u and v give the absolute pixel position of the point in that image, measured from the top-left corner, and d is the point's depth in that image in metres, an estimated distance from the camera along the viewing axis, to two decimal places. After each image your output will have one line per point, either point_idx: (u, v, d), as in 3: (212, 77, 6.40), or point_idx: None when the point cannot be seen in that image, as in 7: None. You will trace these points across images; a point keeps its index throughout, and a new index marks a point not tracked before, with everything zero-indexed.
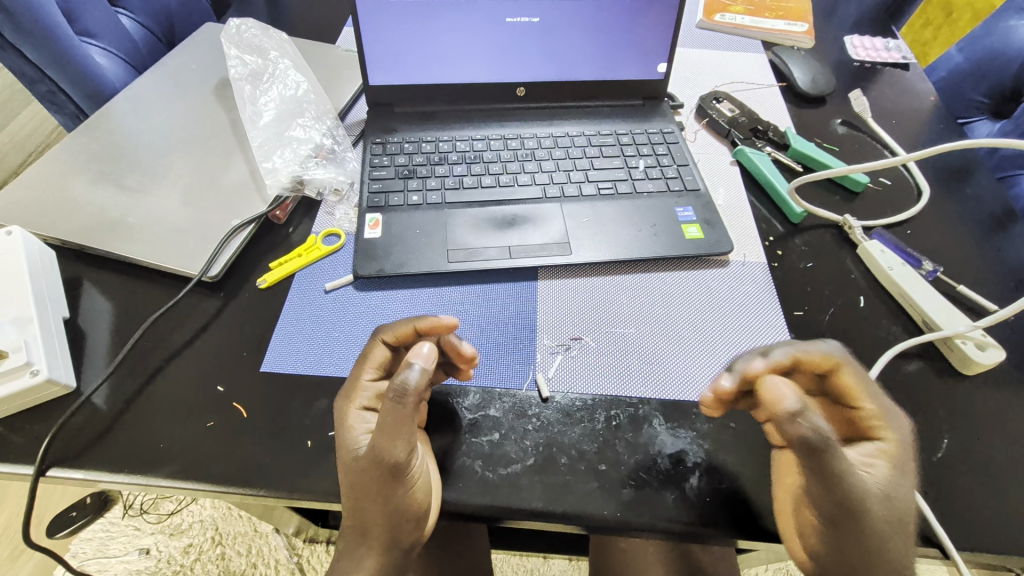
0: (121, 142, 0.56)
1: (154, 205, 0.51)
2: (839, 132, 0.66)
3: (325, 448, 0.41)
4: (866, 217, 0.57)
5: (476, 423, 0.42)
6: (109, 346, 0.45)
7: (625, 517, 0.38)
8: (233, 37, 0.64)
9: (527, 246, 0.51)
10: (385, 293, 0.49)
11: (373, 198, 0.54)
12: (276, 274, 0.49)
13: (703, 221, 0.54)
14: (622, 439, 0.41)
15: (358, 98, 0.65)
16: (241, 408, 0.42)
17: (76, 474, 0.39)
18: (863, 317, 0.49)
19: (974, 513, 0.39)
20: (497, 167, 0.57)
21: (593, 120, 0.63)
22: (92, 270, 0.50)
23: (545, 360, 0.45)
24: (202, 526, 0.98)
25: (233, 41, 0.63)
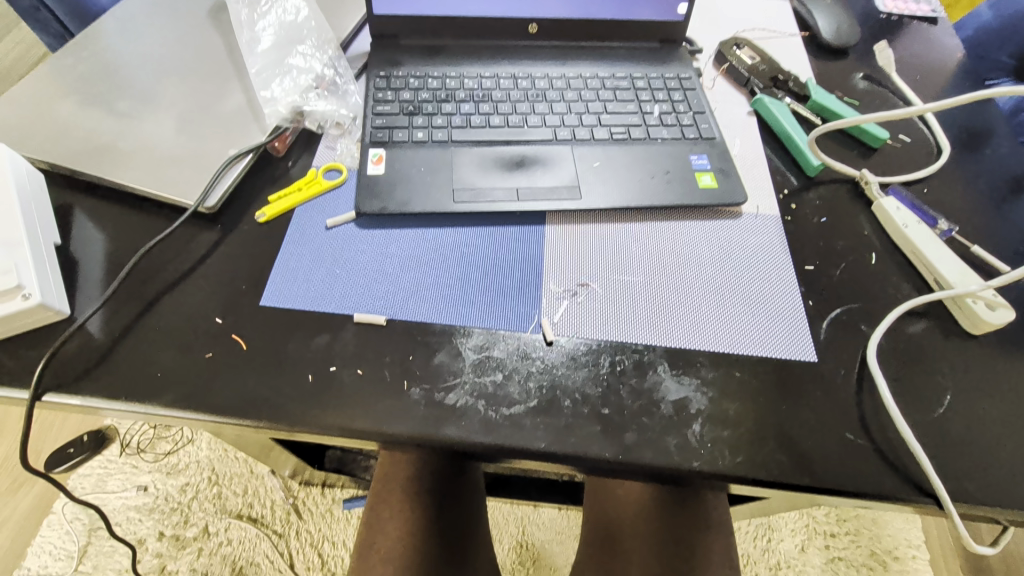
0: (109, 63, 0.53)
1: (147, 131, 0.49)
2: (860, 86, 0.64)
3: (326, 383, 0.40)
4: (883, 173, 0.56)
5: (479, 363, 0.41)
6: (103, 275, 0.44)
7: (627, 459, 0.38)
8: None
9: (536, 188, 0.50)
10: (388, 231, 0.48)
11: (377, 133, 0.51)
12: (275, 208, 0.48)
13: (716, 170, 0.52)
14: (626, 384, 0.41)
15: (361, 29, 0.61)
16: (241, 340, 0.41)
17: (73, 400, 0.39)
18: (874, 273, 0.49)
19: (972, 467, 0.40)
20: (507, 107, 0.55)
21: (608, 63, 0.60)
22: (84, 197, 0.48)
23: (551, 305, 0.45)
24: (199, 466, 0.99)
25: None
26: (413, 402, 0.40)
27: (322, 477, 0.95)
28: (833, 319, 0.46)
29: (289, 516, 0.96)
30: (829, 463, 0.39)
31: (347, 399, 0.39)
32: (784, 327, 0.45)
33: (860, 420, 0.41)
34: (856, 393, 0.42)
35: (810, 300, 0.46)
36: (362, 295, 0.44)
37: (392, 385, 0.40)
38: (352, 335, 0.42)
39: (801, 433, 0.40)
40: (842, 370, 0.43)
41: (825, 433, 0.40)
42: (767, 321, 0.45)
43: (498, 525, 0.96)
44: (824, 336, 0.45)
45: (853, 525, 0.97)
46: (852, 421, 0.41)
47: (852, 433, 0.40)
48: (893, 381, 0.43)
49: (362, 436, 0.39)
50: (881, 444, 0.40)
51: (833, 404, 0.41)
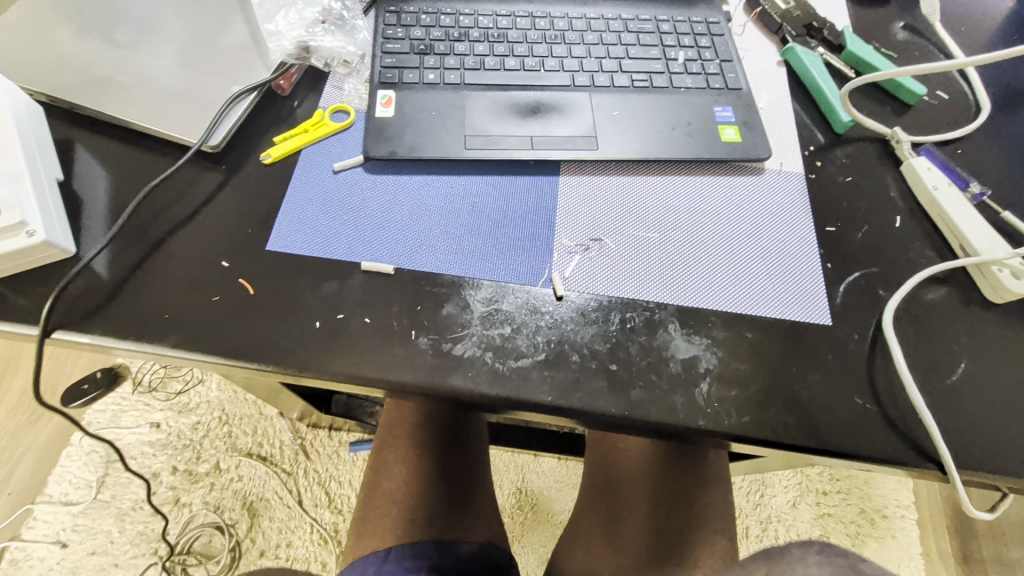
0: None
1: (146, 63, 0.46)
2: (900, 37, 0.60)
3: (333, 330, 0.40)
4: (916, 132, 0.53)
5: (488, 316, 0.41)
6: (107, 214, 0.43)
7: (632, 415, 0.39)
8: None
9: (551, 137, 0.48)
10: (397, 178, 0.46)
11: (385, 73, 0.49)
12: (281, 149, 0.46)
13: (741, 123, 0.50)
14: (636, 342, 0.41)
15: None
16: (248, 285, 0.41)
17: (82, 338, 0.39)
18: (896, 237, 0.47)
19: (979, 436, 0.39)
20: (523, 49, 0.52)
21: (632, 3, 0.56)
22: (85, 132, 0.46)
23: (562, 259, 0.44)
24: (209, 406, 1.02)
25: None
26: (420, 353, 0.39)
27: (329, 421, 0.97)
28: (850, 283, 0.44)
29: (297, 456, 0.99)
30: (835, 427, 0.39)
31: (355, 347, 0.39)
32: (800, 290, 0.44)
33: (870, 385, 0.41)
34: (869, 358, 0.42)
35: (829, 262, 0.45)
36: (370, 242, 0.43)
37: (400, 334, 0.40)
38: (359, 283, 0.42)
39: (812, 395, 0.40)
40: (856, 334, 0.42)
41: (833, 397, 0.40)
42: (783, 282, 0.44)
43: (498, 471, 0.99)
44: (840, 300, 0.44)
45: (845, 485, 0.99)
46: (862, 386, 0.40)
47: (861, 398, 0.40)
48: (907, 347, 0.43)
49: (369, 383, 0.39)
50: (889, 410, 0.40)
51: (844, 369, 0.41)
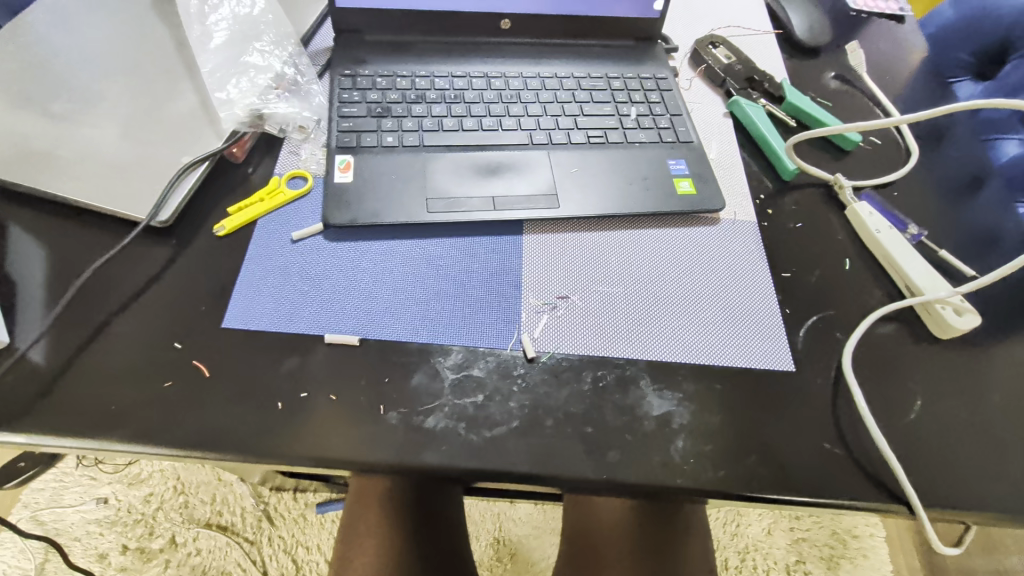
0: (43, 60, 0.48)
1: (87, 137, 0.45)
2: (832, 86, 0.64)
3: (297, 410, 0.38)
4: (856, 176, 0.56)
5: (459, 384, 0.40)
6: (46, 298, 0.41)
7: (610, 479, 0.38)
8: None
9: (513, 196, 0.48)
10: (359, 244, 0.45)
11: (343, 138, 0.49)
12: (236, 220, 0.45)
13: (695, 175, 0.51)
14: (609, 401, 0.41)
15: (323, 21, 0.58)
16: (203, 367, 0.39)
17: (16, 438, 0.35)
18: (847, 279, 0.49)
19: (940, 473, 0.41)
20: (480, 109, 0.52)
21: (583, 62, 0.58)
22: (20, 210, 0.44)
23: (531, 319, 0.43)
24: (163, 476, 0.95)
25: None
26: (390, 428, 0.38)
27: (294, 483, 0.92)
28: (809, 327, 0.46)
29: (260, 522, 0.94)
30: (807, 475, 0.39)
31: (320, 427, 0.38)
32: (764, 338, 0.45)
33: (837, 429, 0.41)
34: (833, 401, 0.43)
35: (787, 308, 0.47)
36: (333, 313, 0.42)
37: (368, 410, 0.38)
38: (323, 358, 0.40)
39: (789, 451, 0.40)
40: (820, 378, 0.43)
41: (802, 444, 0.41)
42: (747, 332, 0.45)
43: (473, 522, 0.96)
44: (802, 344, 0.45)
45: None
46: (829, 430, 0.41)
47: (829, 443, 0.41)
48: (867, 388, 0.44)
49: (337, 465, 0.37)
50: (856, 453, 0.41)
51: (810, 414, 0.42)
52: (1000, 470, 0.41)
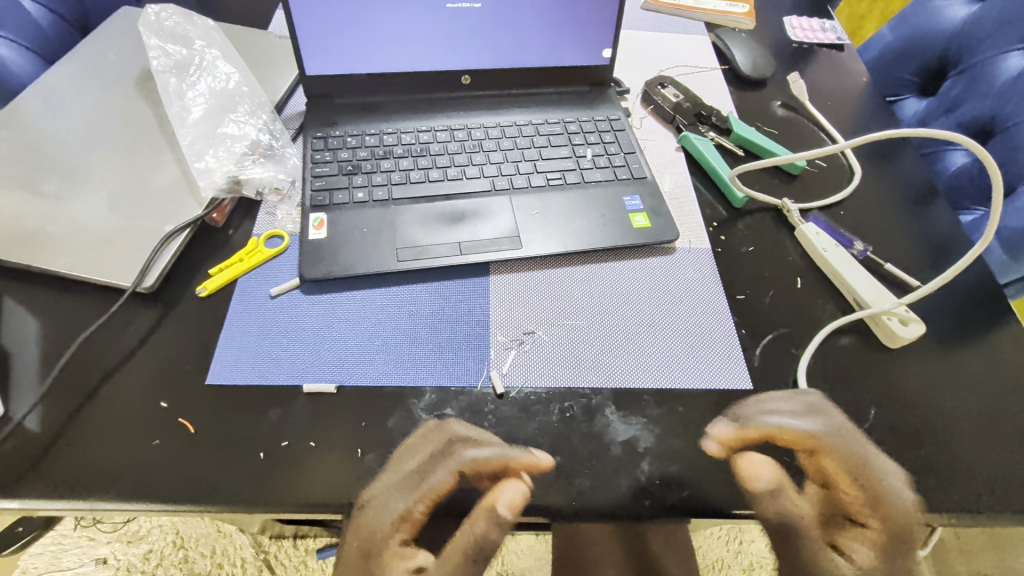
0: (34, 144, 0.52)
1: (75, 213, 0.48)
2: (778, 114, 0.68)
3: (279, 459, 0.40)
4: (803, 199, 0.59)
5: (432, 424, 0.42)
6: (39, 367, 0.43)
7: (580, 506, 0.40)
8: (150, 24, 0.59)
9: (479, 240, 0.51)
10: (334, 296, 0.48)
11: (316, 196, 0.52)
12: (217, 281, 0.47)
13: (649, 209, 0.55)
14: (577, 430, 0.43)
15: (296, 88, 0.62)
16: (189, 423, 0.41)
17: (12, 504, 0.37)
18: (800, 297, 0.52)
19: (899, 478, 0.43)
20: (445, 160, 0.56)
21: (541, 109, 0.62)
22: (13, 285, 0.47)
23: (499, 357, 0.46)
24: (161, 531, 0.96)
25: (153, 29, 0.58)
26: (368, 470, 0.40)
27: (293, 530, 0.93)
28: (765, 345, 0.48)
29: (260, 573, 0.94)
30: None
31: (302, 474, 0.39)
32: (722, 360, 0.47)
33: None
34: None
35: (744, 328, 0.49)
36: (311, 363, 0.44)
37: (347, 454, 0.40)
38: (303, 407, 0.42)
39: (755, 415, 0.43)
40: None
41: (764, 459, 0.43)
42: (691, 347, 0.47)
43: None
44: (759, 363, 0.47)
45: None
46: (789, 444, 0.43)
47: (789, 456, 0.43)
48: (824, 400, 0.46)
49: (319, 510, 0.39)
50: None
51: None
52: (956, 471, 0.43)
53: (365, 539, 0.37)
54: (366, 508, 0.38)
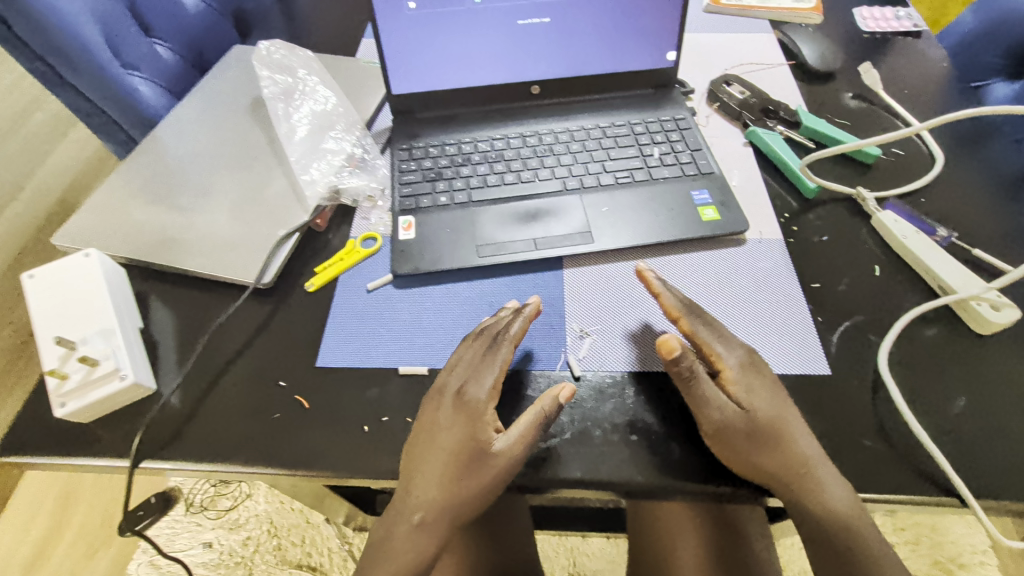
0: (170, 166, 0.61)
1: (206, 222, 0.56)
2: (851, 105, 0.68)
3: (379, 432, 0.45)
4: (880, 188, 0.59)
5: (515, 403, 0.46)
6: (180, 352, 0.50)
7: (657, 482, 0.41)
8: (262, 58, 0.67)
9: (552, 236, 0.54)
10: (423, 289, 0.53)
11: (405, 202, 0.57)
12: (322, 277, 0.54)
13: (718, 202, 0.56)
14: (652, 411, 0.45)
15: (382, 107, 0.68)
16: (303, 400, 0.47)
17: (164, 465, 0.44)
18: (878, 284, 0.51)
19: (992, 465, 0.41)
20: (518, 164, 0.60)
21: (607, 113, 0.65)
22: (156, 284, 0.54)
23: (575, 343, 0.49)
24: (259, 520, 1.05)
25: (263, 61, 0.67)
26: None
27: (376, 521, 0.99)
28: (842, 332, 0.48)
29: (346, 562, 1.00)
30: (850, 470, 0.41)
31: (399, 445, 0.44)
32: (795, 346, 0.48)
33: (878, 427, 0.43)
34: (872, 400, 0.45)
35: (818, 315, 0.49)
36: (404, 349, 0.49)
37: None
38: (398, 387, 0.47)
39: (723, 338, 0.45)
40: (856, 379, 0.46)
41: (843, 442, 0.43)
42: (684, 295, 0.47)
43: (547, 558, 0.98)
44: (835, 349, 0.47)
45: (911, 533, 0.94)
46: (869, 428, 0.43)
47: (869, 439, 0.43)
48: (908, 386, 0.45)
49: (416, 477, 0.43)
50: (899, 448, 0.42)
51: (849, 414, 0.44)
52: None
53: (466, 413, 0.42)
54: (462, 392, 0.43)
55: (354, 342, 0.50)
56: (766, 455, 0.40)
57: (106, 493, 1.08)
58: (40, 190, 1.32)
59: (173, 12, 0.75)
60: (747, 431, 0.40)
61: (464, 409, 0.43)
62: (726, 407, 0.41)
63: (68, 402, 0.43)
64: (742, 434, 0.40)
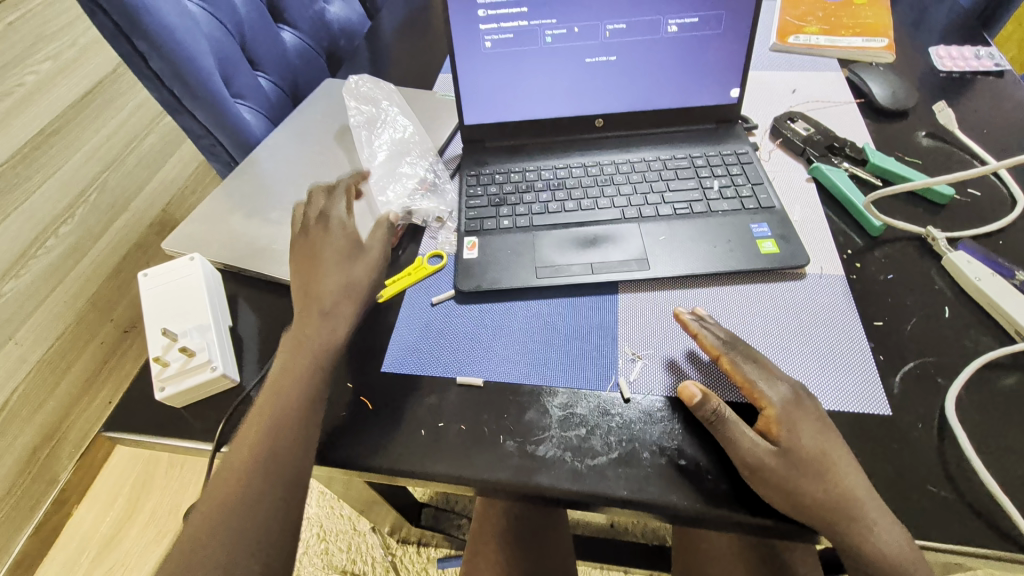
0: (266, 184, 0.68)
1: None
2: (923, 144, 0.66)
3: (436, 436, 0.47)
4: (953, 228, 0.57)
5: (565, 419, 0.47)
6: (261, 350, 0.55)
7: (705, 508, 0.41)
8: (352, 91, 0.75)
9: (609, 262, 0.56)
10: (483, 306, 0.56)
11: (470, 223, 0.61)
12: (391, 290, 0.58)
13: (777, 236, 0.56)
14: (702, 438, 0.45)
15: (454, 136, 0.74)
16: (367, 401, 0.50)
17: None
18: (948, 327, 0.50)
19: None
20: (579, 193, 0.63)
21: (668, 146, 0.67)
22: (244, 288, 0.60)
23: (626, 367, 0.50)
24: (309, 523, 1.09)
25: (352, 94, 0.75)
26: (509, 453, 0.45)
27: (418, 534, 1.01)
28: (907, 372, 0.47)
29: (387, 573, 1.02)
30: (914, 516, 0.40)
31: (454, 450, 0.46)
32: (856, 383, 0.46)
33: (944, 473, 0.42)
34: (939, 445, 0.43)
35: (882, 354, 0.48)
36: (462, 361, 0.52)
37: (489, 438, 0.46)
38: (456, 396, 0.49)
39: (766, 380, 0.44)
40: (921, 423, 0.44)
41: (906, 486, 0.41)
42: (726, 337, 0.48)
43: None
44: (899, 390, 0.46)
45: None
46: (935, 474, 0.42)
47: (935, 486, 0.41)
48: (978, 433, 0.43)
49: (469, 483, 0.44)
50: (967, 497, 0.40)
51: (914, 457, 0.42)
52: None
53: (350, 238, 0.56)
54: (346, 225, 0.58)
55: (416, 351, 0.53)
56: (822, 491, 0.39)
57: (176, 484, 1.16)
58: (145, 203, 1.47)
59: (275, 49, 0.84)
60: (792, 464, 0.40)
61: (347, 236, 0.56)
62: (761, 448, 0.41)
63: (167, 387, 0.49)
64: (786, 467, 0.40)
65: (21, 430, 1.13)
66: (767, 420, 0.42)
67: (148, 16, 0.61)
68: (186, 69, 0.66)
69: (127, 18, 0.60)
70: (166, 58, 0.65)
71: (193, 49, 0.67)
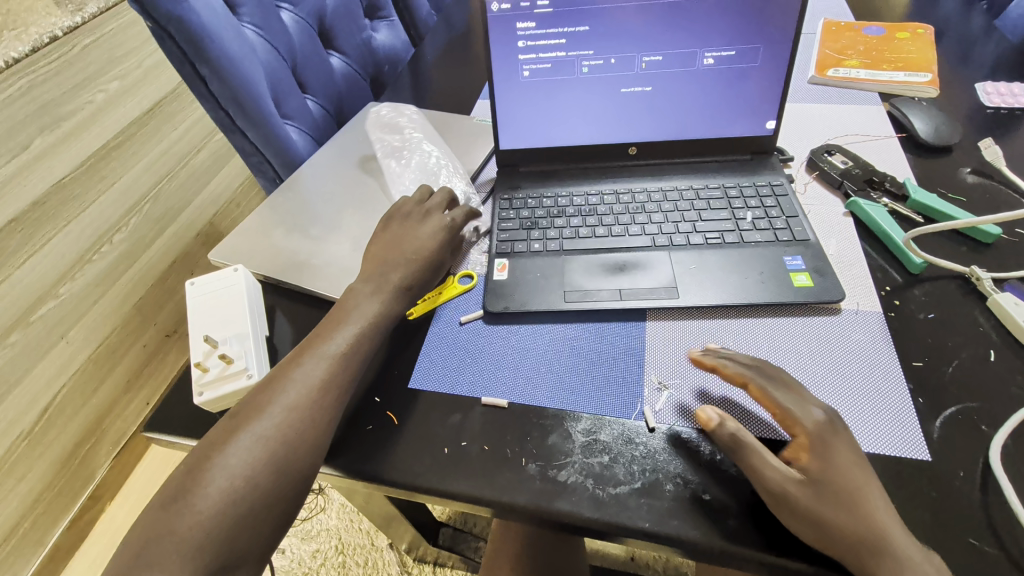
0: (308, 202, 0.71)
1: (331, 252, 0.64)
2: (968, 181, 0.65)
3: (458, 455, 0.47)
4: (1000, 269, 0.55)
5: (588, 446, 0.47)
6: None
7: (729, 546, 0.40)
8: (383, 123, 0.80)
9: (638, 289, 0.56)
10: (510, 327, 0.56)
11: (501, 246, 0.62)
12: (422, 307, 0.59)
13: (812, 270, 0.55)
14: (729, 473, 0.44)
15: (489, 160, 0.75)
16: (393, 416, 0.50)
17: None
18: (992, 371, 0.48)
19: None
20: (609, 219, 0.63)
21: (701, 176, 0.67)
22: (281, 300, 0.62)
23: (652, 396, 0.49)
24: (328, 534, 1.10)
25: (382, 126, 0.79)
26: (530, 477, 0.45)
27: (434, 554, 1.01)
28: (947, 417, 0.45)
29: None
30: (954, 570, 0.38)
31: (476, 471, 0.46)
32: (892, 425, 0.45)
33: (988, 526, 0.40)
34: (981, 496, 0.41)
35: (920, 397, 0.46)
36: (488, 381, 0.52)
37: (511, 460, 0.46)
38: (480, 415, 0.50)
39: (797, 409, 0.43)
40: (962, 471, 0.42)
41: (946, 537, 0.39)
42: (743, 363, 0.47)
43: None
44: (939, 435, 0.44)
45: None
46: (977, 526, 0.40)
47: (977, 538, 0.39)
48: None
49: (489, 505, 0.44)
50: (1012, 552, 0.38)
51: (955, 507, 0.40)
52: None
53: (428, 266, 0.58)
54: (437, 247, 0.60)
55: (443, 369, 0.54)
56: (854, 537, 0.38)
57: None
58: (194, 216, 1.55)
59: (324, 74, 0.89)
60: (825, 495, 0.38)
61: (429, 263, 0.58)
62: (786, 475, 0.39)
63: (205, 391, 0.50)
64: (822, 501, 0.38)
65: (64, 427, 1.18)
66: (798, 450, 0.41)
67: (210, 43, 0.66)
68: (242, 92, 0.71)
69: (192, 45, 0.65)
70: (224, 82, 0.69)
71: (249, 73, 0.71)
